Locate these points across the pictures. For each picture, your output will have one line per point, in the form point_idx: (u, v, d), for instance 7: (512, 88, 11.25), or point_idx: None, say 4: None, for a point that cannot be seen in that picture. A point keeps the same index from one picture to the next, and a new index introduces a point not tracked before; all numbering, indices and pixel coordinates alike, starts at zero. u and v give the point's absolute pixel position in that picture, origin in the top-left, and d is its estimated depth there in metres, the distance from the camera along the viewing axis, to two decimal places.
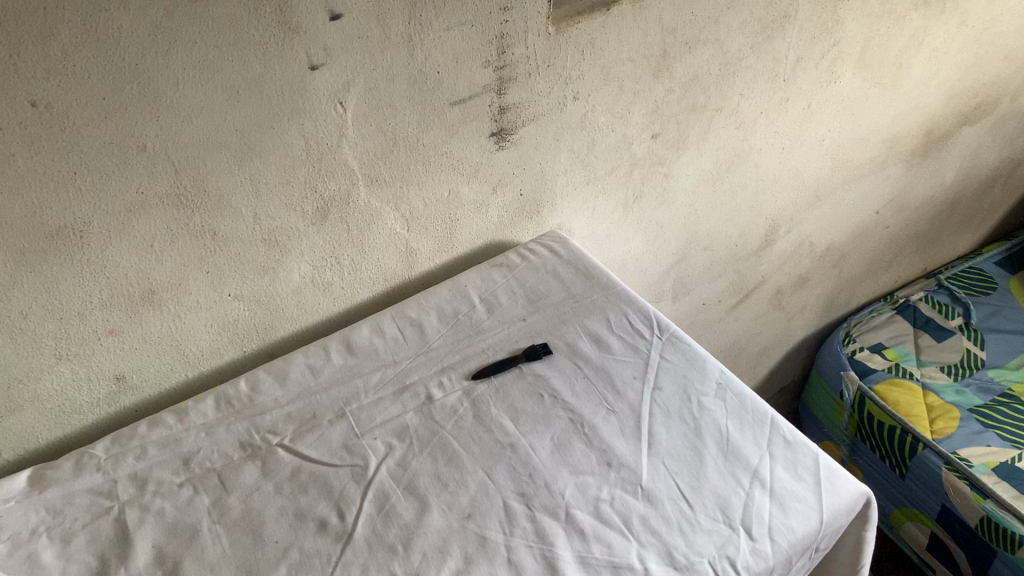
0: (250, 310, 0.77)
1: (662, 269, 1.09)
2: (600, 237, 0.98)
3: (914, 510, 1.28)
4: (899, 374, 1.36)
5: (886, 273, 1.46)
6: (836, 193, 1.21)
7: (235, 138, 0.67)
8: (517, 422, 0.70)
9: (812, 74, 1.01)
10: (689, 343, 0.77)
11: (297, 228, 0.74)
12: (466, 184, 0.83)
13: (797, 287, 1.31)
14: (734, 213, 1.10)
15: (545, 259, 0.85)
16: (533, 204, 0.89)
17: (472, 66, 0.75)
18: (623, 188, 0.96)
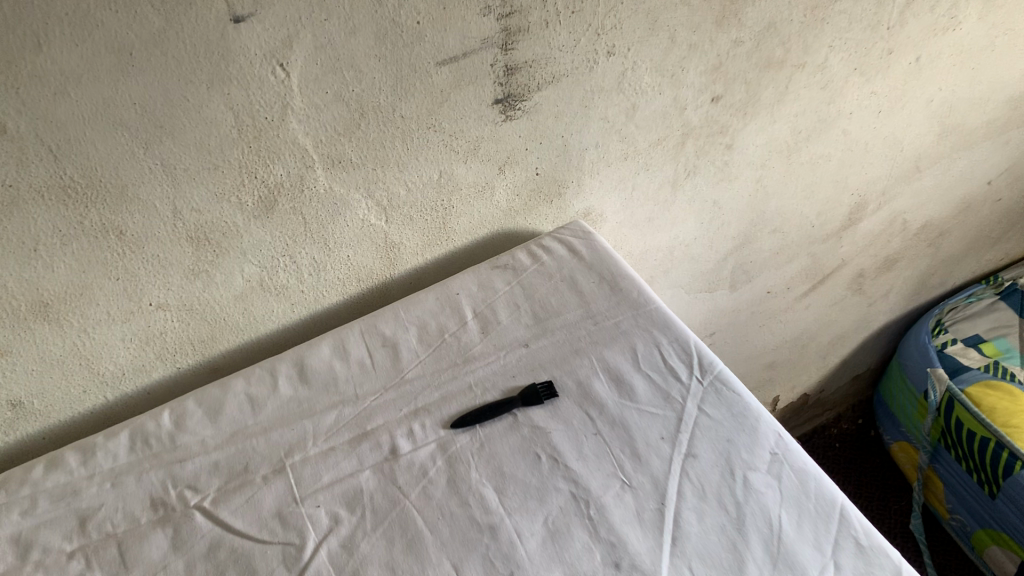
0: (181, 322, 0.61)
1: (720, 255, 0.89)
2: (640, 223, 0.79)
3: (1004, 536, 1.09)
4: (999, 376, 1.14)
5: (991, 251, 1.23)
6: (941, 162, 0.99)
7: (135, 114, 0.50)
8: (503, 495, 0.54)
9: (926, 20, 0.78)
10: (738, 391, 0.59)
11: (234, 223, 0.58)
12: (463, 164, 0.65)
13: (882, 270, 1.10)
14: (813, 188, 0.89)
15: (561, 261, 0.67)
16: (554, 186, 0.71)
17: (467, 13, 0.56)
18: (673, 163, 0.76)
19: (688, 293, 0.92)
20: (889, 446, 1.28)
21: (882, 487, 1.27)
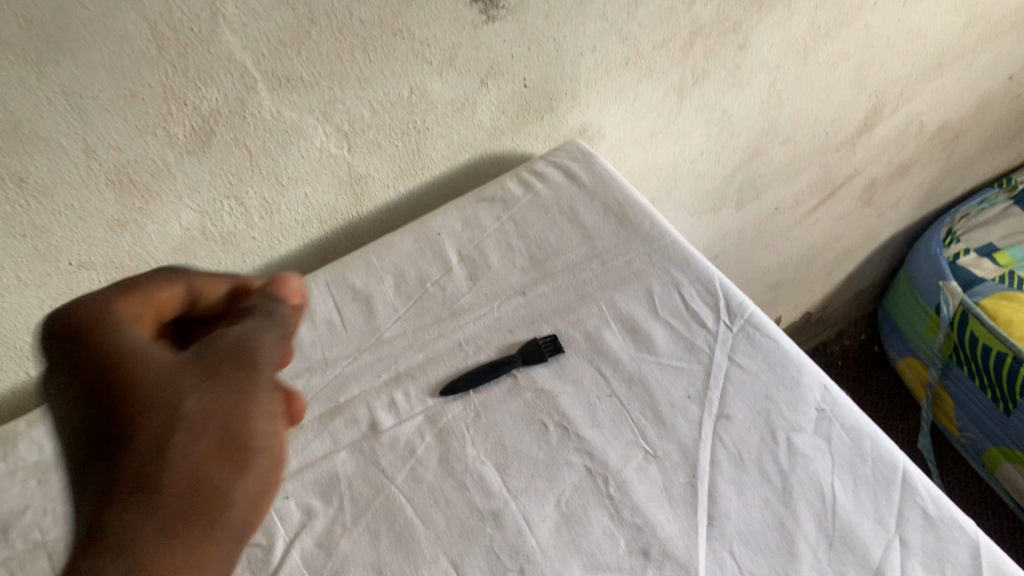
0: (110, 282, 0.51)
1: (727, 170, 0.80)
2: (641, 139, 0.70)
3: (1018, 453, 1.02)
4: (1013, 287, 1.07)
5: (1004, 152, 1.15)
6: (964, 56, 0.89)
7: (18, 30, 0.38)
8: (505, 473, 0.46)
9: None
10: (774, 337, 0.50)
11: (163, 161, 0.48)
12: (439, 78, 0.54)
13: (894, 178, 1.02)
14: (829, 92, 0.80)
15: (560, 190, 0.59)
16: (545, 100, 0.61)
17: None
18: (679, 68, 0.66)
19: (692, 214, 0.83)
20: (895, 362, 1.22)
21: (888, 405, 1.21)
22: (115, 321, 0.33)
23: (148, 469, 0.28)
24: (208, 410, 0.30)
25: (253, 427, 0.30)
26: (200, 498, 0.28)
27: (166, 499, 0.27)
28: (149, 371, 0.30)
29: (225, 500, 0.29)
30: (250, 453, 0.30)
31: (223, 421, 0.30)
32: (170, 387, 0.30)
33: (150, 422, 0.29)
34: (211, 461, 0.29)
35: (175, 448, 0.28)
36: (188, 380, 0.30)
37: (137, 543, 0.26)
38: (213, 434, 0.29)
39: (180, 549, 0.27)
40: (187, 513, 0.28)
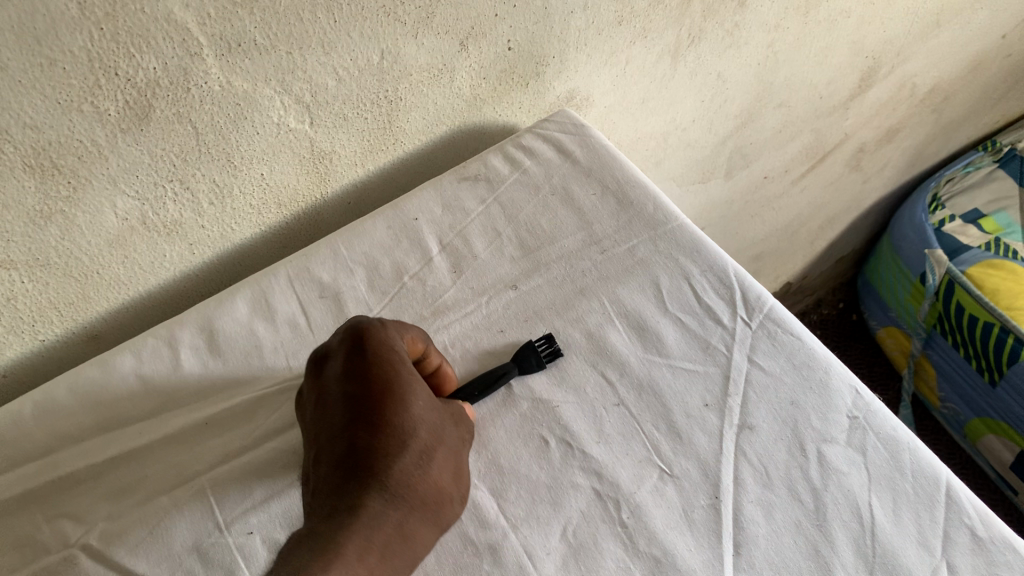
0: (34, 282, 0.44)
1: (719, 138, 0.75)
2: (632, 106, 0.64)
3: (1001, 424, 0.99)
4: (1001, 255, 1.04)
5: (990, 114, 1.11)
6: (961, 13, 0.84)
7: None
8: (503, 499, 0.40)
9: None
10: (798, 334, 0.45)
11: (93, 141, 0.40)
12: (413, 41, 0.47)
13: (882, 142, 0.97)
14: (828, 52, 0.74)
15: (551, 167, 0.54)
16: (529, 64, 0.54)
17: None
18: (675, 28, 0.60)
19: (681, 185, 0.77)
20: (876, 332, 1.19)
21: (867, 376, 1.19)
22: (393, 339, 0.39)
23: (420, 471, 0.35)
24: (450, 448, 0.37)
25: (461, 474, 0.38)
26: (437, 509, 0.36)
27: (422, 500, 0.35)
28: (422, 399, 0.37)
29: (444, 518, 0.36)
30: (459, 490, 0.38)
31: (453, 464, 0.37)
32: (433, 419, 0.37)
33: (421, 438, 0.36)
34: (446, 486, 0.36)
35: (431, 470, 0.36)
36: (442, 418, 0.38)
37: (402, 524, 0.34)
38: (450, 465, 0.37)
39: (420, 538, 0.34)
40: (429, 518, 0.35)
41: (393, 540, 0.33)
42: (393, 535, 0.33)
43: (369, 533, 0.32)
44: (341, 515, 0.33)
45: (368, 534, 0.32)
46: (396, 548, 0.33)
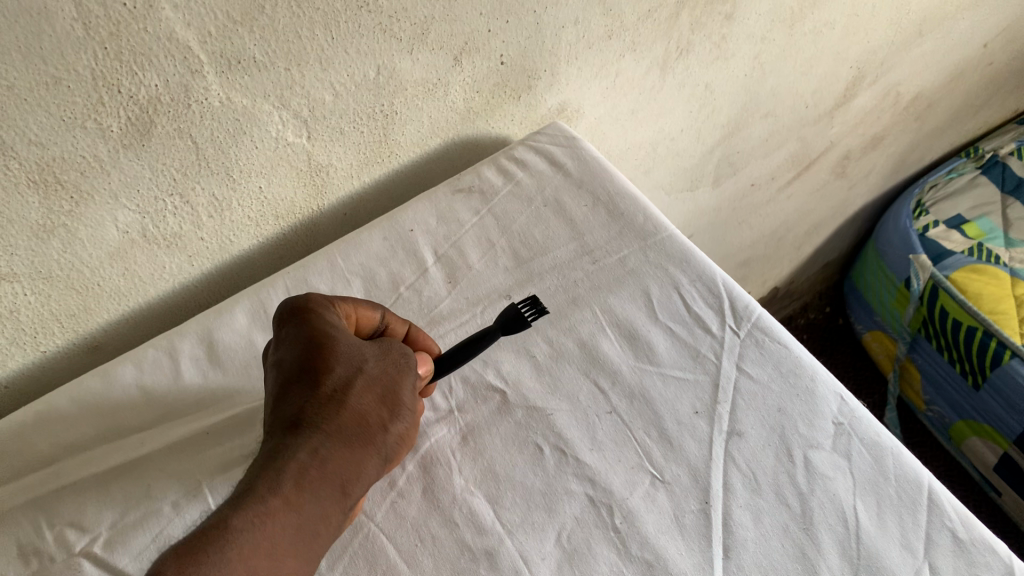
0: (36, 294, 0.45)
1: (707, 147, 0.76)
2: (622, 117, 0.65)
3: (985, 426, 1.01)
4: (984, 259, 1.05)
5: (972, 121, 1.13)
6: (942, 24, 0.86)
7: None
8: (498, 506, 0.41)
9: None
10: (785, 343, 0.46)
11: (94, 157, 0.41)
12: (408, 56, 0.48)
13: (867, 150, 0.99)
14: (813, 63, 0.76)
15: (543, 179, 0.55)
16: (522, 78, 0.56)
17: None
18: (664, 41, 0.61)
19: (669, 194, 0.79)
20: (862, 336, 1.21)
21: (854, 379, 1.20)
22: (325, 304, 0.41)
23: (334, 402, 0.36)
24: (376, 378, 0.38)
25: (402, 399, 0.38)
26: (365, 434, 0.36)
27: (340, 425, 0.35)
28: (341, 341, 0.38)
29: (381, 444, 0.37)
30: (399, 415, 0.38)
31: (384, 390, 0.38)
32: (353, 355, 0.38)
33: (333, 375, 0.37)
34: (374, 411, 0.37)
35: (348, 399, 0.36)
36: (366, 352, 0.39)
37: (318, 450, 0.34)
38: (378, 391, 0.37)
39: (349, 462, 0.35)
40: (357, 443, 0.36)
41: (310, 467, 0.34)
42: (308, 462, 0.34)
43: (279, 463, 0.33)
44: (258, 457, 0.34)
45: (279, 465, 0.33)
46: (315, 473, 0.33)
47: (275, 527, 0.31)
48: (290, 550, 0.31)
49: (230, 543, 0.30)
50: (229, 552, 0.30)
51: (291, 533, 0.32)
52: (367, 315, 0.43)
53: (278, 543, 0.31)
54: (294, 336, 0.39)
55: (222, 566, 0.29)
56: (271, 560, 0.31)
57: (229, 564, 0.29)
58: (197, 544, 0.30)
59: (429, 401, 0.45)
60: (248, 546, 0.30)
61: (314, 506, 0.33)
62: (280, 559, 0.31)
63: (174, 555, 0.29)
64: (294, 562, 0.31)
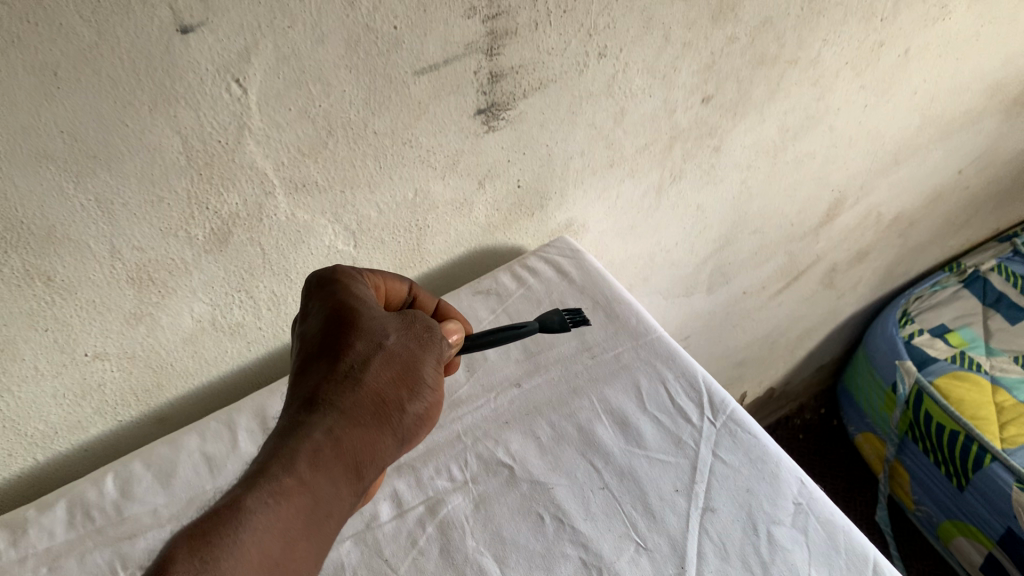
0: (121, 371, 0.54)
1: (700, 258, 0.85)
2: (623, 231, 0.74)
3: (971, 526, 1.06)
4: (966, 366, 1.12)
5: (954, 239, 1.22)
6: (917, 154, 0.96)
7: (61, 145, 0.42)
8: (504, 564, 0.48)
9: (918, 10, 0.76)
10: (754, 433, 0.54)
11: (181, 259, 0.50)
12: (440, 181, 0.58)
13: (853, 263, 1.08)
14: (795, 187, 0.85)
15: (550, 285, 0.64)
16: (535, 198, 0.65)
17: (449, 15, 0.48)
18: (659, 169, 0.71)
19: (667, 298, 0.88)
20: (854, 437, 1.27)
21: (846, 479, 1.26)
22: (356, 284, 0.47)
23: (351, 378, 0.41)
24: (395, 355, 0.43)
25: (422, 375, 0.43)
26: (382, 410, 0.41)
27: (356, 402, 0.40)
28: (366, 318, 0.44)
29: (397, 421, 0.41)
30: (418, 394, 0.42)
31: (402, 367, 0.42)
32: (376, 331, 0.43)
33: (353, 353, 0.42)
34: (391, 387, 0.42)
35: (366, 377, 0.41)
36: (389, 327, 0.44)
37: (333, 430, 0.38)
38: (397, 368, 0.42)
39: (363, 439, 0.39)
40: (373, 417, 0.40)
41: (325, 448, 0.38)
42: (324, 445, 0.38)
43: (294, 441, 0.37)
44: (279, 429, 0.39)
45: (295, 444, 0.37)
46: (329, 455, 0.38)
47: (286, 508, 0.35)
48: (301, 530, 0.35)
49: (243, 523, 0.33)
50: (242, 533, 0.33)
51: (301, 514, 0.35)
52: (393, 285, 0.52)
53: (287, 523, 0.34)
54: (325, 312, 0.44)
55: (235, 546, 0.32)
56: (283, 539, 0.34)
57: (244, 547, 0.32)
58: (210, 525, 0.33)
59: (447, 474, 0.53)
60: (260, 526, 0.33)
61: (325, 484, 0.37)
62: (291, 536, 0.34)
63: (187, 538, 0.32)
64: (305, 542, 0.35)
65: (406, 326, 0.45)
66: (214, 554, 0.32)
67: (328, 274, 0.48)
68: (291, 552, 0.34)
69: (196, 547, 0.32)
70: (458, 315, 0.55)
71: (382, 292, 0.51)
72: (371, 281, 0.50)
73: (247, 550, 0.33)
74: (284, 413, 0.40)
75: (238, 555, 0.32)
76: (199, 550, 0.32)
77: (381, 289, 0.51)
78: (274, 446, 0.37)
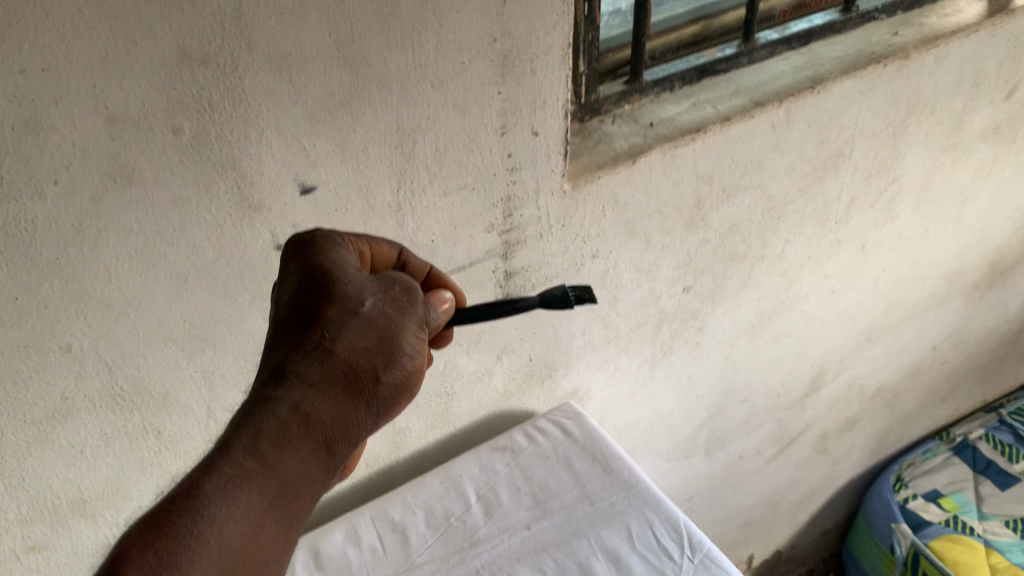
0: None
1: (695, 424, 0.97)
2: (622, 398, 0.87)
3: None
4: (958, 529, 1.20)
5: (941, 408, 1.32)
6: (891, 332, 1.09)
7: (183, 331, 0.56)
8: None
9: (868, 214, 0.91)
10: (726, 568, 0.64)
11: None
12: (466, 355, 0.71)
13: (843, 431, 1.18)
14: (776, 362, 0.98)
15: (557, 444, 0.76)
16: (545, 369, 0.78)
17: (473, 230, 0.64)
18: (650, 345, 0.84)
19: (667, 460, 0.99)
20: None
21: None
22: (337, 245, 0.47)
23: (322, 349, 0.41)
24: (370, 323, 0.43)
25: (399, 343, 0.43)
26: (353, 381, 0.41)
27: (327, 375, 0.41)
28: (341, 283, 0.44)
29: (372, 393, 0.42)
30: (395, 363, 0.43)
31: (377, 334, 0.42)
32: (351, 297, 0.43)
33: (325, 322, 0.42)
34: (364, 356, 0.42)
35: (337, 345, 0.41)
36: (366, 292, 0.44)
37: (299, 405, 0.39)
38: (371, 336, 0.42)
39: (335, 411, 0.40)
40: (344, 390, 0.41)
41: (291, 424, 0.38)
42: (290, 421, 0.38)
43: (258, 420, 0.38)
44: (246, 403, 0.40)
45: (259, 422, 0.38)
46: (294, 433, 0.38)
47: (247, 494, 0.36)
48: (264, 514, 0.37)
49: (202, 514, 0.35)
50: (199, 524, 0.35)
51: (263, 499, 0.37)
52: (379, 249, 0.51)
53: (247, 510, 0.36)
54: (301, 277, 0.45)
55: (190, 540, 0.35)
56: (244, 524, 0.36)
57: (200, 538, 0.35)
58: (168, 515, 0.35)
59: None
60: (219, 516, 0.36)
61: (290, 462, 0.38)
62: (255, 523, 0.36)
63: (141, 531, 0.35)
64: (268, 527, 0.37)
65: (384, 290, 0.44)
66: (169, 549, 0.34)
67: (311, 236, 0.48)
68: (251, 541, 0.36)
69: (149, 541, 0.34)
70: (451, 284, 0.53)
71: (368, 256, 0.51)
72: (355, 245, 0.50)
73: (203, 540, 0.35)
74: (254, 386, 0.41)
75: (193, 547, 0.35)
76: (154, 544, 0.34)
77: (367, 252, 0.51)
78: (236, 423, 0.38)
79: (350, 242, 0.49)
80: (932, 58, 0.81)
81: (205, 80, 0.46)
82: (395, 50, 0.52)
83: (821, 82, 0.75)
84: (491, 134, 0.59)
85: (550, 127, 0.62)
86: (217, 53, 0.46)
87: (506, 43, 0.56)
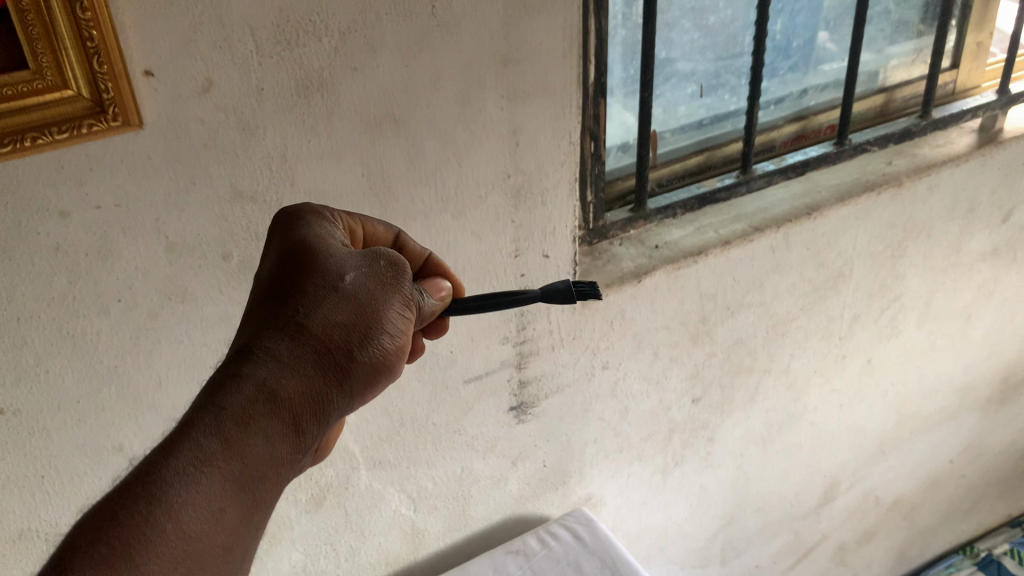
0: None
1: (709, 531, 1.00)
2: (635, 505, 0.90)
3: None
4: None
5: (964, 522, 1.32)
6: (903, 445, 1.11)
7: None
8: None
9: (872, 329, 0.95)
10: None
11: (288, 516, 0.68)
12: (481, 460, 0.76)
13: (862, 543, 1.19)
14: (788, 472, 1.01)
15: (568, 548, 0.79)
16: (558, 475, 0.82)
17: (489, 343, 0.69)
18: (661, 454, 0.88)
19: (683, 568, 1.00)
20: None
21: None
22: (323, 222, 0.47)
23: (297, 324, 0.41)
24: (349, 297, 0.42)
25: (379, 321, 0.43)
26: (327, 357, 0.41)
27: (300, 351, 0.40)
28: (321, 258, 0.44)
29: (349, 370, 0.42)
30: (373, 340, 0.42)
31: (355, 308, 0.42)
32: (331, 271, 0.43)
33: (303, 296, 0.42)
34: (340, 331, 0.41)
35: (314, 320, 0.41)
36: (347, 267, 0.44)
37: (268, 381, 0.38)
38: (348, 311, 0.42)
39: (304, 387, 0.40)
40: (317, 366, 0.40)
41: (258, 402, 0.38)
42: (257, 400, 0.38)
43: (224, 398, 0.37)
44: (214, 377, 0.39)
45: (224, 400, 0.37)
46: (260, 413, 0.38)
47: (209, 478, 0.35)
48: (227, 499, 0.36)
49: (160, 501, 0.34)
50: (157, 511, 0.34)
51: (227, 483, 0.36)
52: (373, 230, 0.52)
53: (210, 495, 0.35)
54: (283, 252, 0.45)
55: (149, 527, 0.33)
56: (207, 510, 0.35)
57: (156, 527, 0.33)
58: (123, 500, 0.34)
59: None
60: (179, 501, 0.34)
61: (256, 443, 0.37)
62: (217, 510, 0.35)
63: (94, 519, 0.33)
64: (231, 513, 0.36)
65: (366, 268, 0.44)
66: (126, 537, 0.33)
67: (294, 211, 0.48)
68: (213, 527, 0.35)
69: (103, 531, 0.32)
70: (450, 274, 0.55)
71: (361, 236, 0.52)
72: (346, 223, 0.51)
73: (161, 529, 0.33)
74: (223, 360, 0.40)
75: (150, 537, 0.33)
76: (106, 534, 0.32)
77: (360, 233, 0.52)
78: (200, 403, 0.37)
79: (339, 219, 0.50)
80: (924, 185, 0.86)
81: (253, 214, 0.54)
82: (419, 185, 0.59)
83: (818, 209, 0.81)
84: (505, 257, 0.66)
85: (560, 250, 0.68)
86: (264, 191, 0.53)
87: (519, 178, 0.63)
